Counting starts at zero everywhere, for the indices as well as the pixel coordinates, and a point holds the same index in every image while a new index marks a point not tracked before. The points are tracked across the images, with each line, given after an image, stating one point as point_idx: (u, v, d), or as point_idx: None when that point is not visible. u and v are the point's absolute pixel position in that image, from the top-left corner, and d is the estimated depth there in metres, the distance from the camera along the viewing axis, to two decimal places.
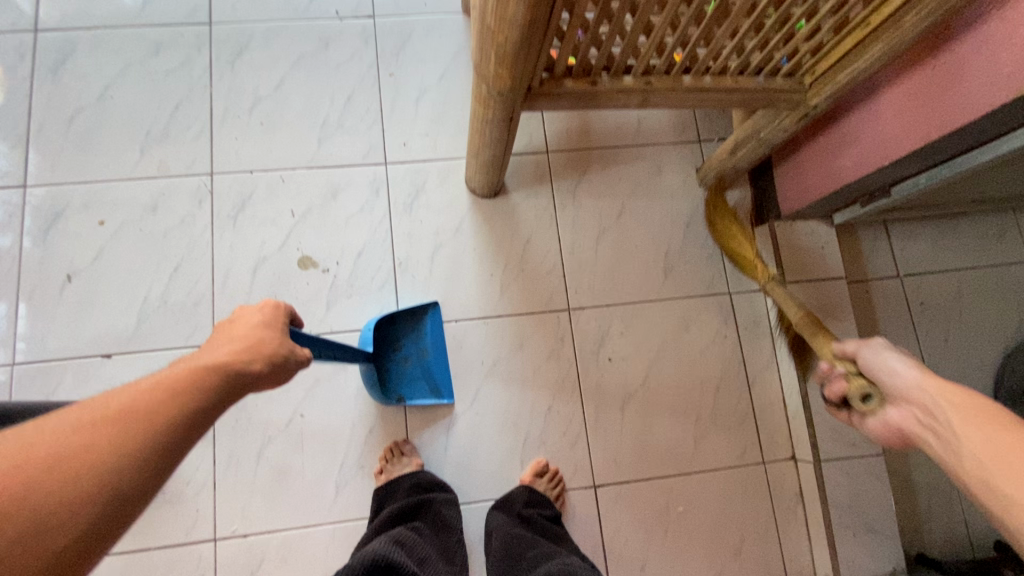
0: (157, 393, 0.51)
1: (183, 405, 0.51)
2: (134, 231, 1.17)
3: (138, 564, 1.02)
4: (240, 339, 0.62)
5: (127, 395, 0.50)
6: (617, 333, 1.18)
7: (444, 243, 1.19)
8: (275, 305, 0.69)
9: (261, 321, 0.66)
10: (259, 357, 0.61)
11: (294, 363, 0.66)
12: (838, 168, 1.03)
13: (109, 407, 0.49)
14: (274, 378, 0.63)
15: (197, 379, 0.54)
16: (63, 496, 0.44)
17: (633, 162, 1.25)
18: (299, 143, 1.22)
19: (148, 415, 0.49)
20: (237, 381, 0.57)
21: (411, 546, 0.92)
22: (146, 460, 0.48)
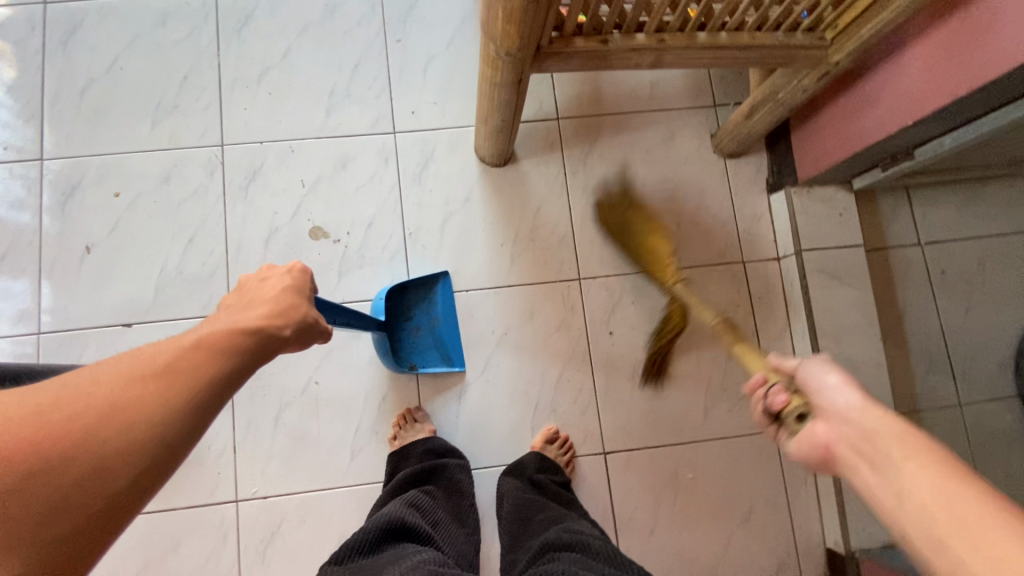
0: (199, 353, 0.51)
1: (223, 365, 0.52)
2: (149, 202, 1.18)
3: (166, 522, 1.07)
4: (272, 301, 0.62)
5: (170, 351, 0.50)
6: (628, 302, 1.17)
7: (454, 212, 1.18)
8: (301, 269, 0.68)
9: (288, 285, 0.64)
10: (288, 323, 0.61)
11: (319, 331, 0.66)
12: (861, 131, 1.00)
13: (154, 362, 0.49)
14: (298, 342, 0.63)
15: (233, 340, 0.54)
16: (113, 446, 0.45)
17: (645, 128, 1.22)
18: (308, 112, 1.21)
19: (192, 373, 0.50)
20: (268, 345, 0.57)
21: (424, 509, 0.95)
22: (190, 416, 0.48)
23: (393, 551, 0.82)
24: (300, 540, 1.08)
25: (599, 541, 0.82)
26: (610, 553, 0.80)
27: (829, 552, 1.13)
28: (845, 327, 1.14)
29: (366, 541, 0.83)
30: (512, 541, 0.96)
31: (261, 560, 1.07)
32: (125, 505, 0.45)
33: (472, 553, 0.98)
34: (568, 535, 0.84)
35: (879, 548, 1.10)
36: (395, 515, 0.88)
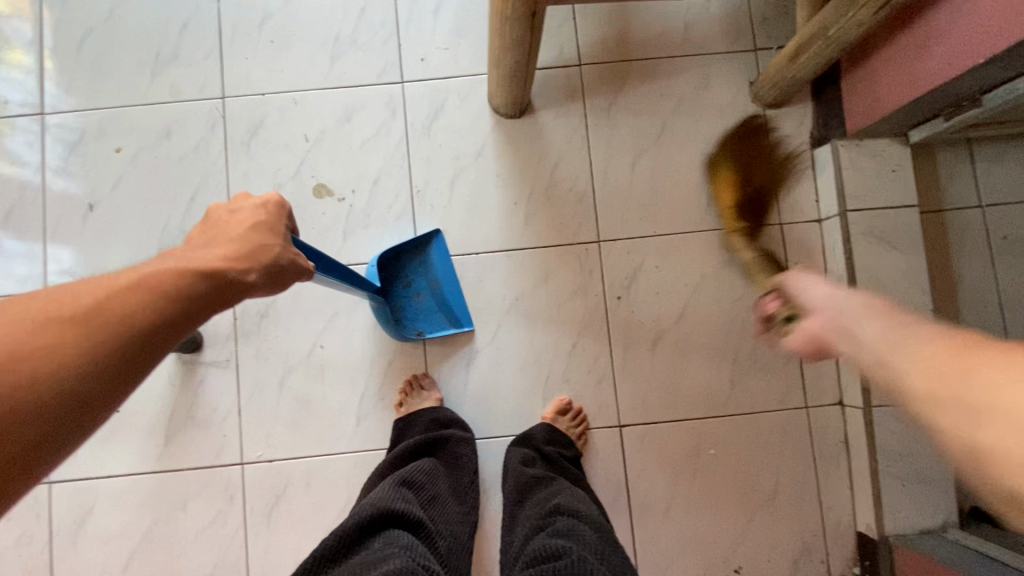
0: (127, 298, 0.47)
1: (156, 314, 0.47)
2: (150, 158, 1.14)
3: (173, 482, 1.06)
4: (235, 240, 0.57)
5: (95, 294, 0.46)
6: (650, 267, 1.09)
7: (465, 168, 1.11)
8: (276, 202, 0.62)
9: (259, 219, 0.60)
10: (255, 266, 0.56)
11: (295, 272, 0.62)
12: (922, 75, 0.87)
13: (75, 306, 0.45)
14: (269, 287, 0.59)
15: (178, 285, 0.49)
16: (42, 385, 0.43)
17: (675, 76, 1.11)
18: (312, 61, 1.14)
19: (118, 321, 0.46)
20: (228, 289, 0.53)
21: (419, 487, 0.93)
22: (114, 365, 0.45)
23: (381, 543, 0.79)
24: (305, 504, 1.06)
25: (592, 539, 0.79)
26: (602, 556, 0.75)
27: (861, 536, 1.06)
28: (890, 296, 1.03)
29: (349, 537, 0.79)
30: (512, 519, 0.95)
31: (266, 523, 1.06)
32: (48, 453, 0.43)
33: (467, 535, 0.97)
34: (561, 527, 0.81)
35: (914, 534, 1.02)
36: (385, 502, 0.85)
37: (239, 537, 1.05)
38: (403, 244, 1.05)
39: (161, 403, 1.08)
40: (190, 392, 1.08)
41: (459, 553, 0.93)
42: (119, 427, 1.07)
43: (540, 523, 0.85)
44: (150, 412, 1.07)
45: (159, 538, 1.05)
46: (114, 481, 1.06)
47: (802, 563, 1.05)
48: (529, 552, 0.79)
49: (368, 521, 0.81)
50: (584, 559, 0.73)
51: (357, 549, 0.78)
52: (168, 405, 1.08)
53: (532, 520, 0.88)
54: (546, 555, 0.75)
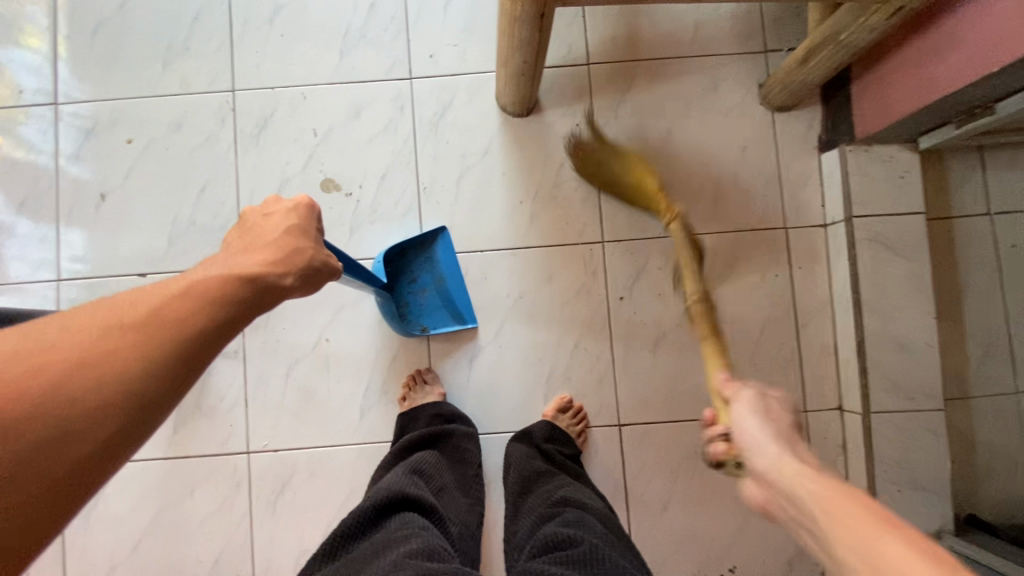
0: (181, 303, 0.48)
1: (210, 317, 0.48)
2: (161, 150, 1.15)
3: (180, 469, 1.09)
4: (271, 245, 0.58)
5: (154, 299, 0.47)
6: (654, 268, 1.09)
7: (471, 166, 1.11)
8: (306, 204, 0.65)
9: (292, 224, 0.62)
10: (292, 269, 0.58)
11: (326, 274, 0.63)
12: (936, 79, 0.86)
13: (135, 312, 0.46)
14: (304, 288, 0.60)
15: (226, 289, 0.51)
16: (102, 392, 0.43)
17: (685, 77, 1.11)
18: (322, 55, 1.15)
19: (175, 324, 0.47)
20: (267, 294, 0.54)
21: (428, 476, 0.95)
22: (171, 369, 0.46)
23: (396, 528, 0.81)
24: (309, 493, 1.08)
25: (601, 530, 0.82)
26: (613, 547, 0.78)
27: None
28: (893, 302, 1.03)
29: (366, 519, 0.82)
30: (514, 512, 0.97)
31: (271, 510, 1.08)
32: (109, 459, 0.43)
33: (474, 524, 0.98)
34: (569, 517, 0.84)
35: None
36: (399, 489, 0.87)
37: (245, 524, 1.08)
38: (408, 240, 1.06)
39: None
40: (198, 382, 1.10)
41: (468, 540, 0.94)
42: None
43: (546, 512, 0.88)
44: None
45: (167, 523, 1.08)
46: (124, 466, 1.09)
47: (797, 564, 1.07)
48: (538, 539, 0.82)
49: (384, 506, 0.84)
50: (596, 547, 0.76)
51: (373, 532, 0.81)
52: None
53: (536, 509, 0.91)
54: (556, 542, 0.78)
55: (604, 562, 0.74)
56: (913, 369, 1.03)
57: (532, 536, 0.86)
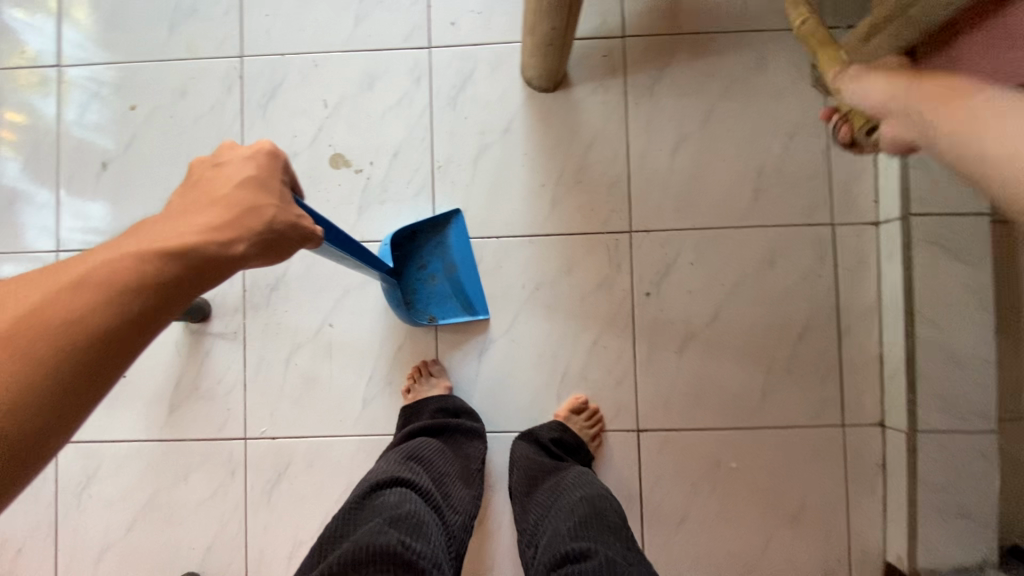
0: (105, 281, 0.44)
1: (115, 309, 0.44)
2: (165, 117, 1.09)
3: (176, 452, 1.04)
4: (222, 206, 0.52)
5: (43, 294, 0.43)
6: (683, 263, 1.00)
7: (490, 145, 1.03)
8: (268, 151, 0.56)
9: (247, 175, 0.54)
10: (244, 235, 0.52)
11: (298, 235, 0.56)
12: (1012, 65, 0.76)
13: (16, 314, 0.42)
14: (265, 257, 0.54)
15: (141, 271, 0.46)
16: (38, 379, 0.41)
17: (728, 54, 1.01)
18: (335, 21, 1.07)
19: (68, 322, 0.43)
20: (211, 265, 0.49)
21: (425, 463, 0.90)
22: (71, 374, 0.42)
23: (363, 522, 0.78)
24: (307, 484, 1.03)
25: (613, 533, 0.78)
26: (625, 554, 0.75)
27: (889, 566, 0.98)
28: None
29: (347, 521, 0.78)
30: (520, 507, 0.93)
31: (267, 499, 1.03)
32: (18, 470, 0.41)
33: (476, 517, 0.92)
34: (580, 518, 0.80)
35: None
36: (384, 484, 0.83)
37: (239, 513, 1.03)
38: (419, 223, 0.99)
39: (167, 372, 1.05)
40: (197, 362, 1.05)
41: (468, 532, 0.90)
42: (125, 393, 1.05)
43: (554, 512, 0.84)
44: (156, 380, 1.05)
45: (160, 507, 1.04)
46: (118, 446, 1.05)
47: None
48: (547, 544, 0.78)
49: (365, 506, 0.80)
50: (611, 559, 0.72)
51: (350, 534, 0.76)
52: (174, 374, 1.05)
53: (544, 507, 0.87)
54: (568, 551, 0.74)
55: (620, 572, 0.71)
56: None
57: (540, 537, 0.83)
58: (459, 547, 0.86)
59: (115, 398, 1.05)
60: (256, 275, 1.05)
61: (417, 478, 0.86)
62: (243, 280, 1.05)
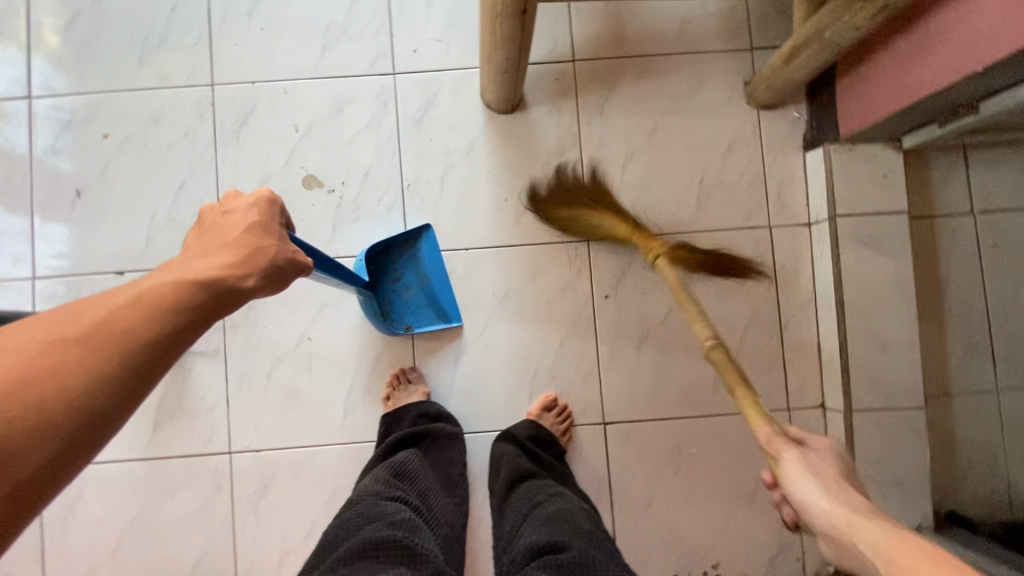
0: (130, 312, 0.47)
1: (158, 327, 0.47)
2: (138, 145, 1.13)
3: (162, 469, 1.07)
4: (232, 246, 0.56)
5: (99, 312, 0.46)
6: (639, 266, 1.09)
7: (456, 163, 1.10)
8: (268, 198, 0.61)
9: (254, 221, 0.59)
10: (254, 270, 0.55)
11: (294, 270, 0.61)
12: (916, 78, 0.86)
13: (74, 327, 0.45)
14: (270, 289, 0.57)
15: (173, 298, 0.49)
16: (58, 401, 0.43)
17: (670, 74, 1.10)
18: (302, 50, 1.12)
19: (120, 335, 0.46)
20: (226, 298, 0.52)
21: (411, 478, 0.95)
22: (119, 384, 0.45)
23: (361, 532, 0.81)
24: (292, 493, 1.07)
25: (588, 530, 0.81)
26: (601, 549, 0.78)
27: None
28: (875, 302, 1.04)
29: (351, 525, 0.82)
30: (499, 512, 0.97)
31: (254, 510, 1.07)
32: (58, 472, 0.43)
33: (459, 525, 0.99)
34: (555, 520, 0.83)
35: None
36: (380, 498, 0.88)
37: (227, 525, 1.07)
38: (392, 239, 1.05)
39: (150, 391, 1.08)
40: (178, 381, 1.08)
41: (454, 541, 0.95)
42: None
43: (529, 518, 0.87)
44: None
45: (147, 524, 1.07)
46: (103, 467, 1.07)
47: (779, 560, 1.07)
48: (523, 544, 0.81)
49: (365, 513, 0.84)
50: (585, 553, 0.75)
51: (355, 533, 0.80)
52: (156, 394, 1.08)
53: (521, 513, 0.90)
54: (545, 548, 0.77)
55: (595, 565, 0.73)
56: (894, 367, 1.04)
57: (517, 539, 0.85)
58: (449, 552, 0.92)
59: None
60: None
61: (404, 495, 0.91)
62: None
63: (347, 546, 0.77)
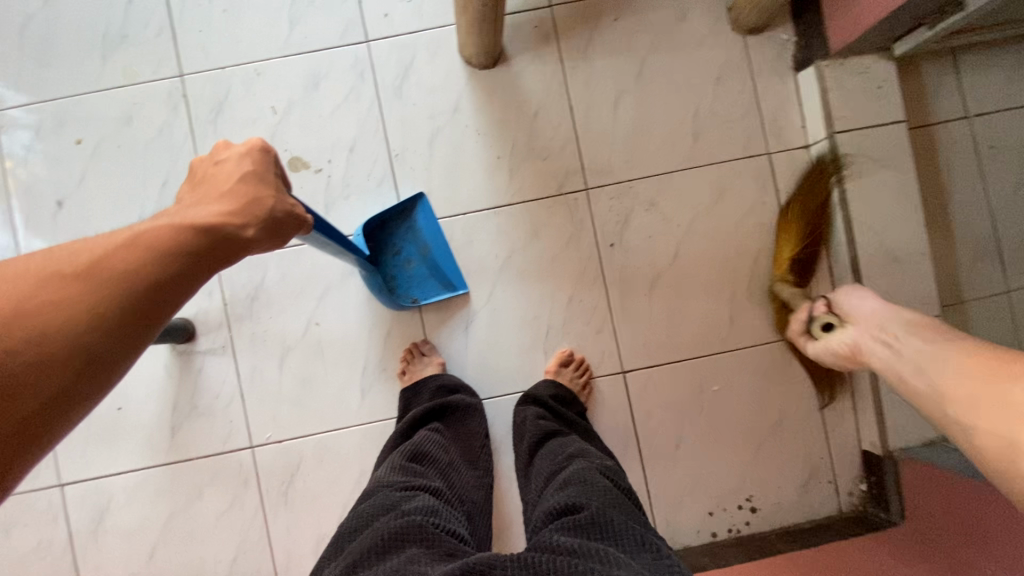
0: (132, 252, 0.45)
1: (158, 270, 0.46)
2: (113, 147, 1.09)
3: (186, 471, 1.06)
4: (228, 195, 0.54)
5: (95, 249, 0.44)
6: (640, 210, 1.07)
7: (443, 126, 1.07)
8: (260, 147, 0.58)
9: (246, 171, 0.56)
10: (251, 221, 0.54)
11: (292, 223, 0.60)
12: None
13: (71, 264, 0.43)
14: (268, 242, 0.57)
15: (174, 240, 0.48)
16: (61, 337, 0.41)
17: (650, 10, 1.08)
18: (269, 28, 1.08)
19: (120, 275, 0.44)
20: (224, 246, 0.51)
21: (432, 457, 0.91)
22: (124, 321, 0.44)
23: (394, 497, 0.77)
24: (320, 479, 1.06)
25: (608, 488, 0.76)
26: (621, 507, 0.73)
27: (866, 454, 1.08)
28: (882, 216, 1.03)
29: (368, 513, 0.76)
30: (526, 479, 0.94)
31: (284, 501, 1.06)
32: (64, 411, 0.42)
33: (482, 498, 0.93)
34: (574, 480, 0.78)
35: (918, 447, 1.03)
36: (398, 485, 0.81)
37: (259, 518, 1.06)
38: (386, 212, 1.02)
39: (162, 396, 1.07)
40: (190, 382, 1.07)
41: (479, 516, 0.90)
42: (123, 424, 1.06)
43: (551, 481, 0.83)
44: (152, 406, 1.07)
45: (178, 529, 1.06)
46: (126, 478, 1.06)
47: (811, 485, 1.08)
48: (540, 508, 0.77)
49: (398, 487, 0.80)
50: (604, 512, 0.70)
51: (373, 521, 0.74)
52: (170, 398, 1.07)
53: (544, 474, 0.86)
54: (561, 508, 0.73)
55: (612, 524, 0.68)
56: (907, 279, 1.03)
57: (538, 503, 0.81)
58: (477, 526, 0.88)
59: (114, 432, 1.06)
60: (235, 287, 1.07)
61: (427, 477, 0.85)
62: (223, 294, 1.07)
63: (375, 525, 0.72)
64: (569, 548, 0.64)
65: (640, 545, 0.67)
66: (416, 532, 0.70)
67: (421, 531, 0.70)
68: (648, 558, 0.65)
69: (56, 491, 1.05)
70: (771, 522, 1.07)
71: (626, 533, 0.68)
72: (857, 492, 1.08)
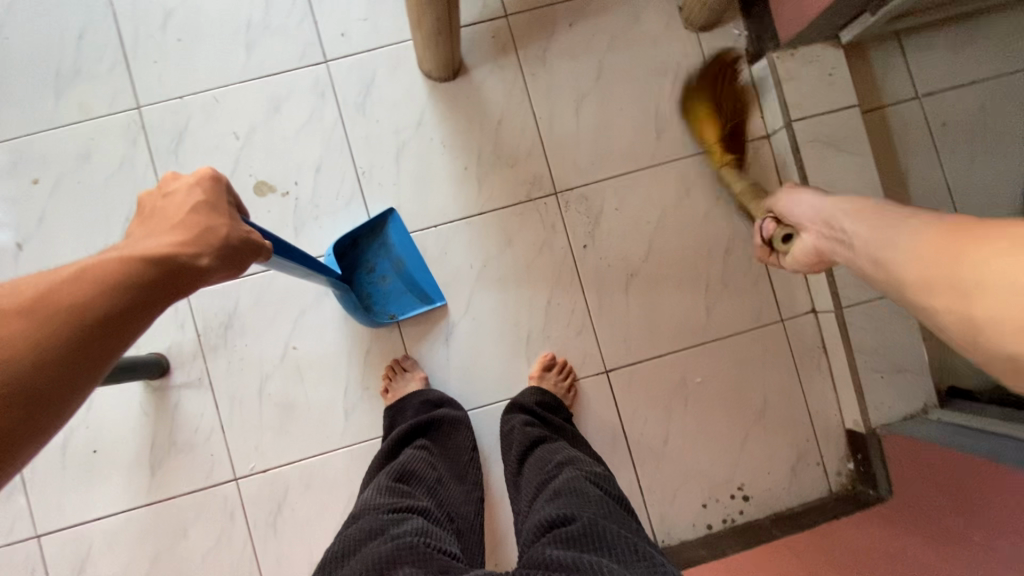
0: (80, 286, 0.44)
1: (106, 303, 0.45)
2: (72, 185, 1.06)
3: (168, 510, 1.03)
4: (179, 224, 0.55)
5: (42, 283, 0.43)
6: (611, 210, 1.08)
7: (407, 141, 1.07)
8: (210, 176, 0.59)
9: (198, 201, 0.57)
10: (205, 249, 0.55)
11: (249, 248, 0.60)
12: None
13: (16, 297, 0.42)
14: (225, 271, 0.57)
15: (125, 274, 0.47)
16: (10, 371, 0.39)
17: (604, 13, 1.10)
18: (225, 55, 1.08)
19: (69, 308, 0.43)
20: (175, 278, 0.51)
21: (421, 475, 0.89)
22: (73, 358, 0.43)
23: (381, 522, 0.76)
24: (308, 506, 1.04)
25: (598, 496, 0.76)
26: (611, 516, 0.73)
27: (850, 433, 1.09)
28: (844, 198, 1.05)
29: (355, 538, 0.74)
30: (516, 487, 0.93)
31: (273, 531, 1.04)
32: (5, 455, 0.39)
33: (473, 513, 0.92)
34: (565, 491, 0.77)
35: (900, 421, 1.05)
36: (384, 507, 0.79)
37: (249, 552, 1.03)
38: (357, 230, 1.01)
39: (140, 434, 1.04)
40: (167, 418, 1.04)
41: (470, 533, 0.88)
42: (99, 467, 1.03)
43: (543, 492, 0.82)
44: (130, 446, 1.04)
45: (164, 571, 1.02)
46: (107, 522, 1.03)
47: (800, 468, 1.09)
48: (532, 520, 0.76)
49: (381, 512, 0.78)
50: (595, 521, 0.70)
51: (362, 547, 0.72)
52: (147, 436, 1.04)
53: (534, 485, 0.85)
54: (551, 521, 0.72)
55: (606, 534, 0.68)
56: None
57: (529, 515, 0.81)
58: (470, 542, 0.87)
59: (91, 475, 1.03)
60: (208, 318, 1.05)
61: (414, 496, 0.84)
62: (195, 325, 1.05)
63: (362, 554, 0.70)
64: (563, 563, 0.63)
65: (634, 554, 0.66)
66: (409, 554, 0.68)
67: (411, 555, 0.68)
68: (642, 566, 0.64)
69: (33, 542, 1.02)
70: (764, 508, 1.08)
71: (619, 543, 0.67)
72: (845, 471, 1.09)
